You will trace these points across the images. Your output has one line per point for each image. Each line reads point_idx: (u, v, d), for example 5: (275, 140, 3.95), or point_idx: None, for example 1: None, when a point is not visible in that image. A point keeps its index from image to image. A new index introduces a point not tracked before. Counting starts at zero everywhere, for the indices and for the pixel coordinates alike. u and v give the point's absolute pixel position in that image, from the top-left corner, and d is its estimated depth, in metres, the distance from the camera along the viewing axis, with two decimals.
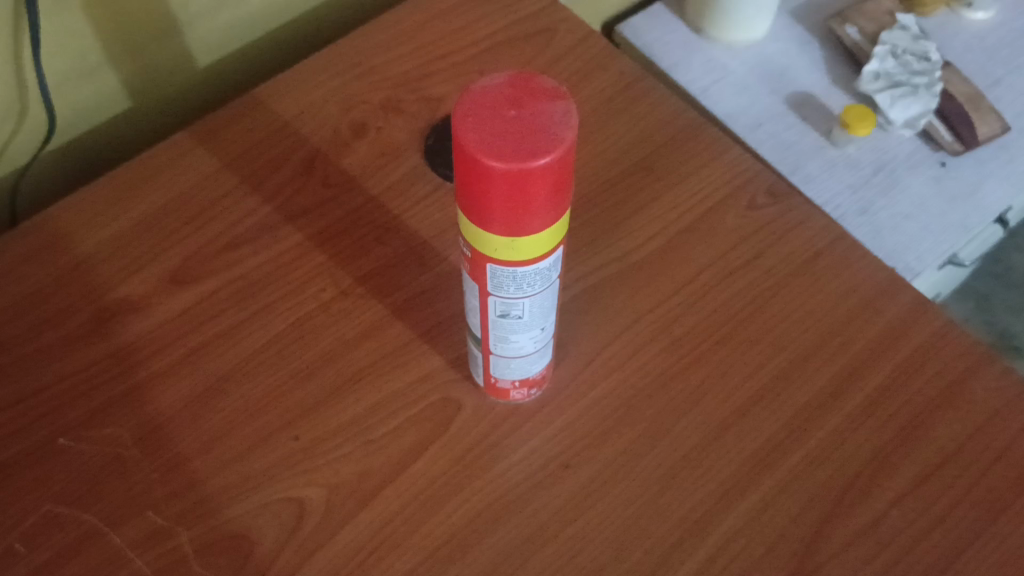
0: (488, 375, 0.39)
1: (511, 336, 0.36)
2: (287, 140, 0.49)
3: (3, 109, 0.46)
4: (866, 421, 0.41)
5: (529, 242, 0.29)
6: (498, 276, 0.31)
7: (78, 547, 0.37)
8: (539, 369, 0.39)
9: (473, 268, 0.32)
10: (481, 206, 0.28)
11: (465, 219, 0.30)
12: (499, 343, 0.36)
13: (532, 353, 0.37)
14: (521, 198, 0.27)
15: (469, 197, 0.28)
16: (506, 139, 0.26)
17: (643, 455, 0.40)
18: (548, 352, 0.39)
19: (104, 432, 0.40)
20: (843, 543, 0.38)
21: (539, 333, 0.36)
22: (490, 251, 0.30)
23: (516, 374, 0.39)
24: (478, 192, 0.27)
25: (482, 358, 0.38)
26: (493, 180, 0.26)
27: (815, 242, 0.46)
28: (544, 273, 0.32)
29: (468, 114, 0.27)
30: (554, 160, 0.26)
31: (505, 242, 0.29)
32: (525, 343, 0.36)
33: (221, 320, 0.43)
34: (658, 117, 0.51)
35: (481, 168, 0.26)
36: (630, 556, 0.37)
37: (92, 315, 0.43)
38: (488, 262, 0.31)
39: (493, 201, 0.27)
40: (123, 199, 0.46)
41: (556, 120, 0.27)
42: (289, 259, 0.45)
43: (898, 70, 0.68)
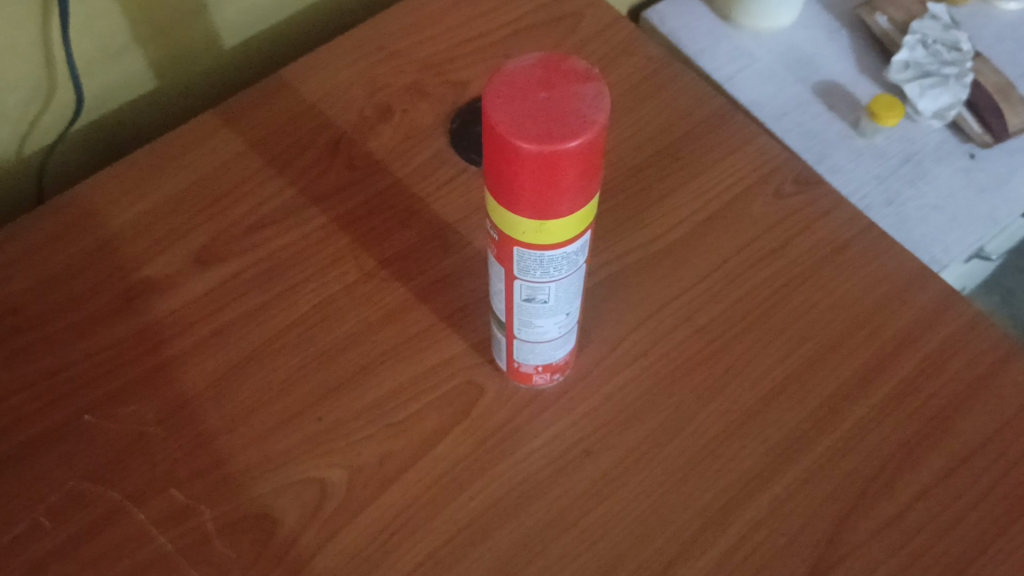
0: (510, 359, 0.39)
1: (535, 320, 0.35)
2: (313, 122, 0.49)
3: (32, 90, 0.47)
4: (891, 414, 0.41)
5: (557, 226, 0.29)
6: (524, 260, 0.31)
7: (103, 524, 0.37)
8: (562, 355, 0.39)
9: (499, 252, 0.32)
10: (510, 188, 0.28)
11: (493, 201, 0.29)
12: (523, 328, 0.36)
13: (556, 338, 0.37)
14: (550, 181, 0.27)
15: (497, 179, 0.28)
16: (537, 121, 0.26)
17: (665, 444, 0.40)
18: (572, 338, 0.39)
19: (129, 409, 0.40)
20: (867, 535, 0.38)
21: (563, 318, 0.36)
22: (517, 234, 0.30)
23: (540, 360, 0.39)
24: (508, 175, 0.27)
25: (506, 342, 0.38)
26: (522, 162, 0.26)
27: (843, 232, 0.46)
28: (570, 257, 0.32)
29: (499, 95, 0.26)
30: (585, 143, 0.26)
31: (533, 225, 0.29)
32: (549, 328, 0.36)
33: (245, 301, 0.43)
34: (685, 103, 0.51)
35: (510, 150, 0.26)
36: (651, 544, 0.37)
37: (118, 294, 0.43)
38: (515, 246, 0.31)
39: (522, 184, 0.27)
40: (149, 179, 0.47)
41: (588, 103, 0.26)
42: (314, 241, 0.45)
43: (928, 59, 0.67)
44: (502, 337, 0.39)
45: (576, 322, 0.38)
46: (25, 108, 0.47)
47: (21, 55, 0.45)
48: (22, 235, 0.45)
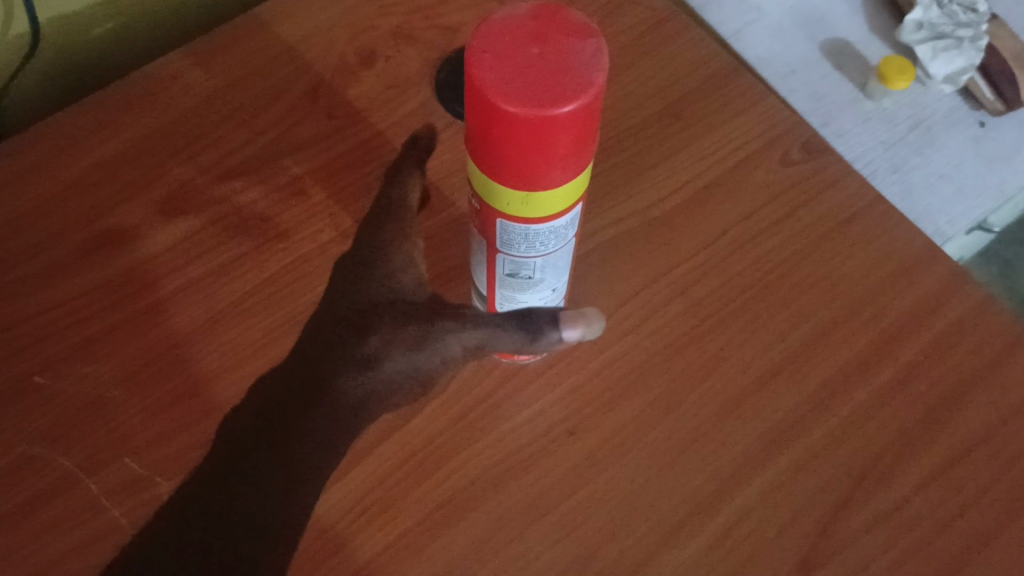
0: None
1: (519, 294, 0.34)
2: (290, 65, 0.46)
3: None
4: (894, 400, 0.39)
5: (547, 197, 0.27)
6: (508, 233, 0.29)
7: (52, 493, 0.35)
8: None
9: (482, 222, 0.29)
10: (495, 154, 0.25)
11: (476, 166, 0.27)
12: (507, 301, 0.35)
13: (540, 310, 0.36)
14: (540, 148, 0.24)
15: (482, 143, 0.25)
16: (528, 80, 0.23)
17: (654, 425, 0.38)
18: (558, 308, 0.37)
19: (84, 371, 0.37)
20: (861, 528, 0.36)
21: (550, 294, 0.34)
22: (501, 205, 0.27)
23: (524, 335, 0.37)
24: (493, 139, 0.24)
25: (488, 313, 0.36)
26: (510, 127, 0.23)
27: (850, 204, 0.43)
28: (559, 231, 0.29)
29: (485, 47, 0.23)
30: (580, 108, 0.23)
31: (519, 195, 0.27)
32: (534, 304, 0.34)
33: (213, 257, 0.40)
34: (691, 59, 0.47)
35: (497, 113, 0.23)
36: (633, 531, 0.36)
37: (75, 246, 0.40)
38: (499, 218, 0.28)
39: (509, 150, 0.25)
40: (112, 121, 0.43)
41: (585, 62, 0.23)
42: (286, 195, 0.42)
43: (943, 20, 0.62)
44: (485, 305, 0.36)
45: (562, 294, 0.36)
46: None
47: None
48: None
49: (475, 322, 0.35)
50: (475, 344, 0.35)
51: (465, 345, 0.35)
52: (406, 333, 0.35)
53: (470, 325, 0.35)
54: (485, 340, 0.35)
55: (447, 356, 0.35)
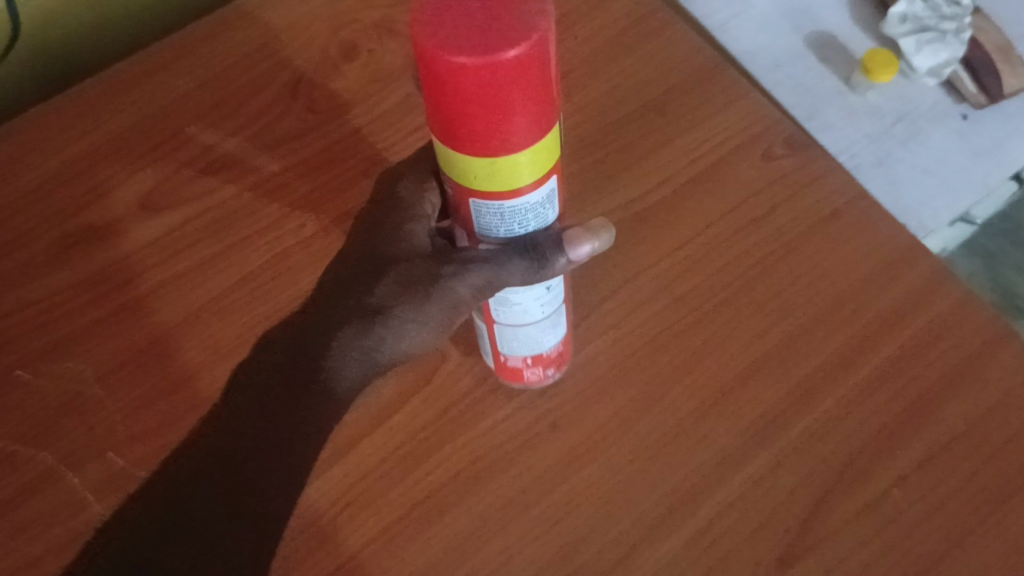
0: (496, 352, 0.37)
1: (510, 298, 0.32)
2: (272, 58, 0.45)
3: None
4: (874, 396, 0.39)
5: (517, 168, 0.26)
6: (482, 212, 0.28)
7: (34, 489, 0.35)
8: (551, 344, 0.36)
9: (456, 204, 0.29)
10: (451, 118, 0.24)
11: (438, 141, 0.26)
12: (501, 308, 0.33)
13: (539, 322, 0.34)
14: (490, 103, 0.23)
15: (435, 110, 0.24)
16: (468, 29, 0.22)
17: (636, 421, 0.38)
18: (560, 323, 0.36)
19: (66, 366, 0.37)
20: (841, 522, 0.36)
21: (545, 290, 0.33)
22: (470, 182, 0.26)
23: (528, 348, 0.36)
24: (441, 99, 0.23)
25: (488, 325, 0.35)
26: (459, 81, 0.22)
27: (832, 200, 0.43)
28: (534, 208, 0.28)
29: (421, 4, 0.22)
30: (525, 54, 0.22)
31: (485, 167, 0.25)
32: (532, 308, 0.33)
33: (194, 253, 0.40)
34: (675, 54, 0.47)
35: (444, 67, 0.22)
36: (615, 526, 0.36)
37: (58, 240, 0.40)
38: (472, 197, 0.28)
39: (458, 109, 0.23)
40: (93, 116, 0.43)
41: (526, 8, 0.22)
42: (269, 190, 0.42)
43: (927, 13, 0.62)
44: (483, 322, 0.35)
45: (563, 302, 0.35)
46: None
47: None
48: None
49: (491, 258, 0.30)
50: (481, 286, 0.31)
51: (471, 287, 0.31)
52: (415, 280, 0.33)
53: (481, 262, 0.30)
54: (492, 280, 0.31)
55: (466, 299, 0.32)
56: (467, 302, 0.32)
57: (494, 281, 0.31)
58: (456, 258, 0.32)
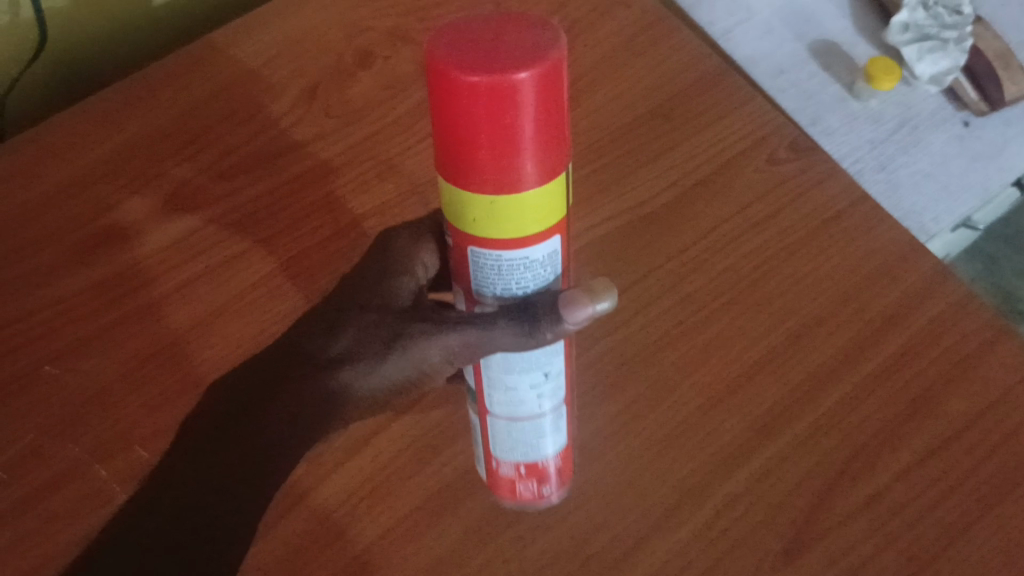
0: (489, 456, 0.34)
1: (507, 380, 0.31)
2: (289, 67, 0.46)
3: None
4: (875, 393, 0.40)
5: (517, 211, 0.25)
6: (480, 262, 0.27)
7: (60, 482, 0.36)
8: (548, 453, 0.34)
9: (456, 255, 0.28)
10: (459, 149, 0.24)
11: (443, 176, 0.25)
12: (496, 396, 0.32)
13: (537, 419, 0.32)
14: (500, 130, 0.23)
15: (445, 142, 0.24)
16: (482, 55, 0.22)
17: (644, 416, 0.39)
18: (561, 428, 0.34)
19: (91, 362, 0.38)
20: (846, 514, 0.37)
21: (544, 377, 0.31)
22: (471, 225, 0.26)
23: (519, 455, 0.33)
24: (453, 126, 0.23)
25: (481, 422, 0.33)
26: (471, 103, 0.22)
27: (835, 202, 0.45)
28: (534, 266, 0.27)
29: (439, 36, 0.23)
30: (535, 78, 0.22)
31: (485, 205, 0.25)
32: (529, 400, 0.31)
33: (215, 254, 0.41)
34: (680, 62, 0.49)
35: (456, 90, 0.22)
36: (625, 518, 0.37)
37: (83, 240, 0.41)
38: (470, 245, 0.27)
39: (468, 136, 0.23)
40: (117, 122, 0.44)
41: (540, 40, 0.23)
42: (289, 192, 0.43)
43: (928, 22, 0.63)
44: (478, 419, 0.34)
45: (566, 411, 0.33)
46: None
47: None
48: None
49: (479, 323, 0.29)
50: (464, 348, 0.30)
51: (453, 348, 0.30)
52: (399, 330, 0.32)
53: (473, 324, 0.29)
54: (481, 341, 0.29)
55: (437, 363, 0.32)
56: (437, 367, 0.32)
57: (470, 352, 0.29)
58: (445, 320, 0.30)
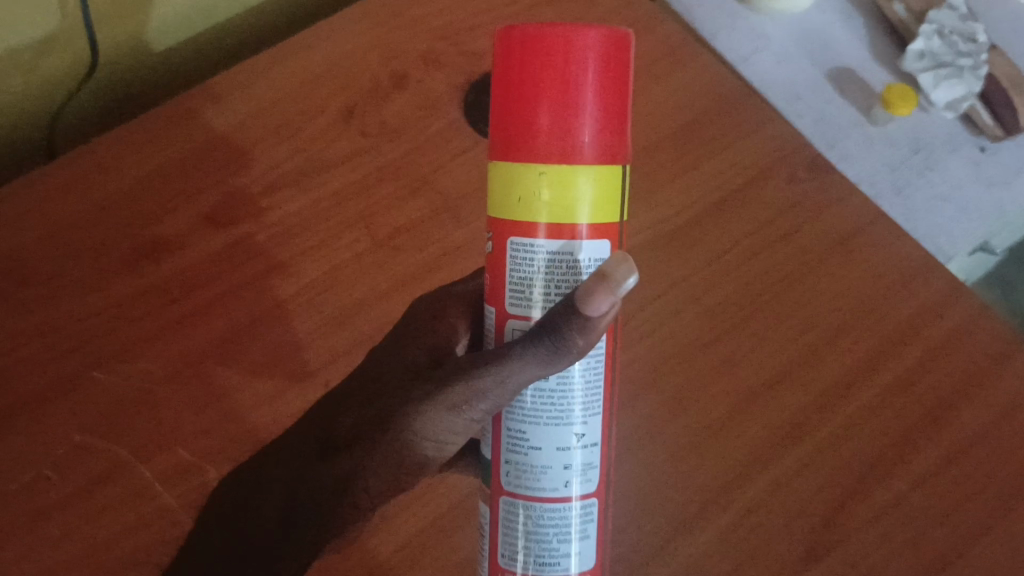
0: (495, 570, 0.27)
1: (526, 435, 0.26)
2: (325, 88, 0.47)
3: (33, 44, 0.41)
4: (889, 405, 0.42)
5: (567, 185, 0.24)
6: (519, 259, 0.25)
7: (110, 477, 0.39)
8: (571, 571, 0.26)
9: (493, 263, 0.26)
10: (520, 109, 0.24)
11: (499, 159, 0.25)
12: (511, 464, 0.26)
13: (558, 508, 0.26)
14: (563, 81, 0.24)
15: (504, 106, 0.24)
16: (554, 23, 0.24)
17: (666, 424, 0.41)
18: (590, 540, 0.26)
19: (138, 366, 0.41)
20: (862, 521, 0.39)
21: (576, 442, 0.26)
22: (514, 208, 0.25)
23: (534, 566, 0.26)
24: (515, 83, 0.24)
25: (492, 515, 0.27)
26: (540, 49, 0.24)
27: (853, 220, 0.46)
28: (580, 270, 0.25)
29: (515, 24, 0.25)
30: (602, 38, 0.24)
31: (533, 176, 0.24)
32: (556, 474, 0.26)
33: (256, 265, 0.43)
34: (706, 81, 0.49)
35: (526, 44, 0.24)
36: (649, 521, 0.40)
37: (131, 250, 0.43)
38: (510, 236, 0.25)
39: (529, 89, 0.24)
40: (152, 139, 0.45)
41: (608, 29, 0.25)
42: (326, 207, 0.45)
43: (943, 49, 0.64)
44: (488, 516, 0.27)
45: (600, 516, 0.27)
46: (26, 62, 0.41)
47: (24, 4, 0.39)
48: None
49: (494, 362, 0.26)
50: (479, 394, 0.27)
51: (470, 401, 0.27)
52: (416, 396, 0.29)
53: (485, 367, 0.26)
54: (492, 380, 0.26)
55: (450, 427, 0.29)
56: (451, 432, 0.29)
57: (482, 400, 0.26)
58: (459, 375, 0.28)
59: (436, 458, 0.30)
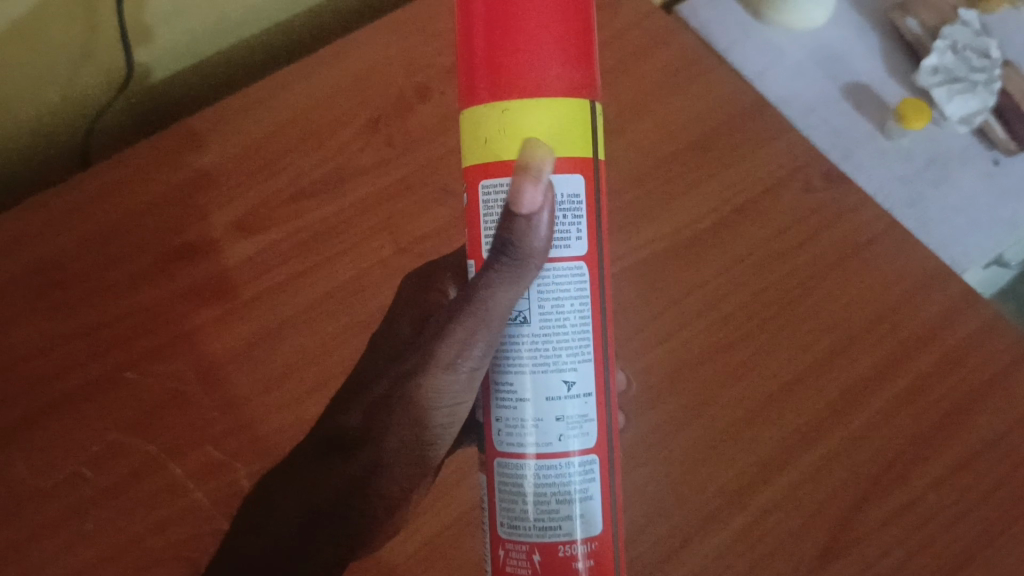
0: (497, 538, 0.28)
1: (516, 391, 0.27)
2: (350, 99, 0.48)
3: (67, 56, 0.42)
4: (904, 409, 0.42)
5: (529, 117, 0.26)
6: (491, 201, 0.27)
7: (143, 473, 0.40)
8: (573, 530, 0.27)
9: (471, 210, 0.28)
10: (486, 53, 0.26)
11: (469, 107, 0.27)
12: (505, 422, 0.28)
13: (553, 465, 0.27)
14: (520, 21, 0.26)
15: (473, 53, 0.27)
16: None
17: (683, 428, 0.42)
18: (589, 500, 0.28)
19: (169, 367, 0.42)
20: (878, 522, 0.40)
21: (566, 392, 0.27)
22: (482, 150, 0.27)
23: (534, 529, 0.27)
24: (479, 29, 0.27)
25: (490, 480, 0.28)
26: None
27: (868, 228, 0.47)
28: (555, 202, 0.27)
29: None
30: None
31: (497, 115, 0.26)
32: (550, 427, 0.27)
33: (284, 270, 0.45)
34: (722, 92, 0.50)
35: None
36: (668, 520, 0.41)
37: (160, 257, 0.44)
38: (482, 180, 0.27)
39: (492, 32, 0.26)
40: (183, 148, 0.46)
41: None
42: (352, 214, 0.46)
43: (957, 65, 0.65)
44: (487, 483, 0.29)
45: (600, 476, 0.28)
46: (60, 72, 0.43)
47: (58, 20, 0.40)
48: (31, 212, 0.44)
49: (466, 308, 0.27)
50: (461, 346, 0.27)
51: (450, 363, 0.28)
52: (393, 379, 0.30)
53: (459, 318, 0.27)
54: (473, 320, 0.27)
55: (446, 395, 0.29)
56: (451, 395, 0.29)
57: (470, 349, 0.27)
58: (430, 341, 0.29)
59: (450, 428, 0.30)
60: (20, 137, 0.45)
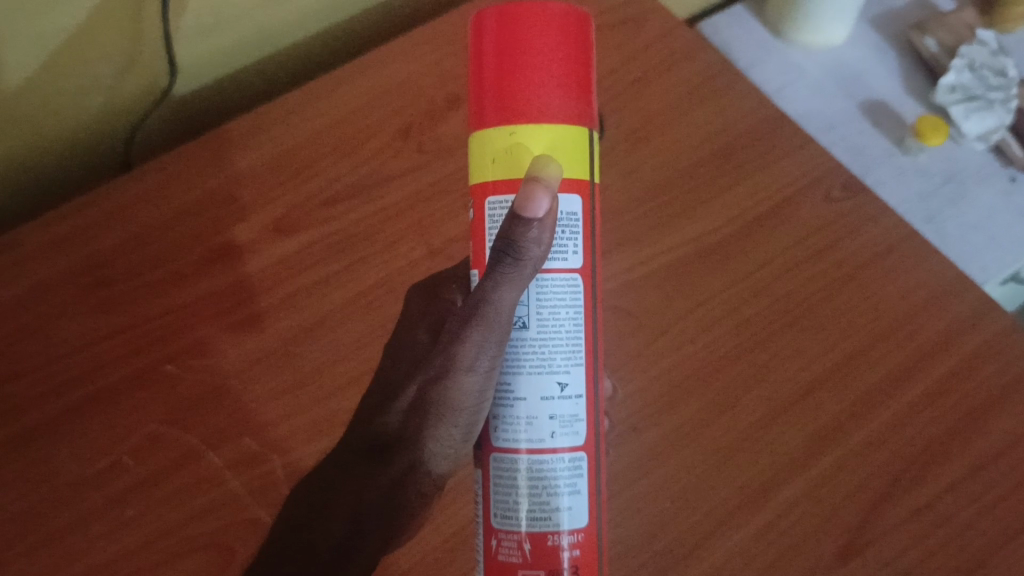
0: (490, 531, 0.30)
1: (513, 391, 0.30)
2: (382, 109, 0.50)
3: (115, 65, 0.44)
4: (922, 413, 0.43)
5: (532, 141, 0.29)
6: (496, 215, 0.30)
7: (181, 463, 0.41)
8: (562, 521, 0.30)
9: (478, 223, 0.31)
10: (494, 78, 0.29)
11: (480, 128, 0.30)
12: (501, 419, 0.30)
13: (544, 459, 0.30)
14: (526, 52, 0.29)
15: (484, 77, 0.30)
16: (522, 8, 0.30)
17: (705, 428, 0.43)
18: (577, 494, 0.30)
19: (206, 362, 0.44)
20: (897, 520, 0.41)
21: (559, 393, 0.30)
22: (491, 168, 0.30)
23: (525, 520, 0.29)
24: (489, 58, 0.30)
25: (485, 476, 0.31)
26: (508, 28, 0.29)
27: (886, 238, 0.48)
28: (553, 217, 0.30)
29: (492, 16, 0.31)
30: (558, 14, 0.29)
31: (504, 137, 0.29)
32: (543, 424, 0.30)
33: (317, 270, 0.46)
34: (741, 108, 0.51)
35: (497, 24, 0.29)
36: (691, 516, 0.41)
37: (200, 256, 0.46)
38: (489, 197, 0.30)
39: (499, 60, 0.29)
40: (222, 152, 0.48)
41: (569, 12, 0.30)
42: (383, 218, 0.48)
43: (974, 83, 0.65)
44: (483, 479, 0.31)
45: (588, 473, 0.30)
46: (107, 81, 0.44)
47: (109, 32, 0.42)
48: (77, 212, 0.45)
49: (479, 312, 0.29)
50: (478, 347, 0.29)
51: (470, 364, 0.30)
52: (415, 388, 0.32)
53: (474, 321, 0.29)
54: (488, 319, 0.29)
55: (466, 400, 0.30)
56: (472, 399, 0.30)
57: (485, 349, 0.29)
58: (450, 346, 0.30)
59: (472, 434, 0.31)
60: (66, 142, 0.46)
